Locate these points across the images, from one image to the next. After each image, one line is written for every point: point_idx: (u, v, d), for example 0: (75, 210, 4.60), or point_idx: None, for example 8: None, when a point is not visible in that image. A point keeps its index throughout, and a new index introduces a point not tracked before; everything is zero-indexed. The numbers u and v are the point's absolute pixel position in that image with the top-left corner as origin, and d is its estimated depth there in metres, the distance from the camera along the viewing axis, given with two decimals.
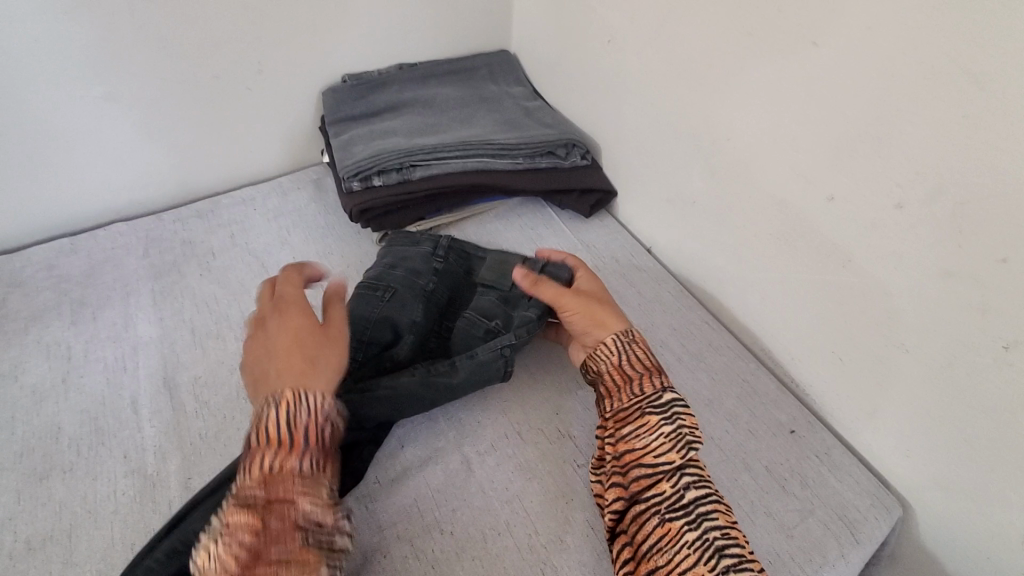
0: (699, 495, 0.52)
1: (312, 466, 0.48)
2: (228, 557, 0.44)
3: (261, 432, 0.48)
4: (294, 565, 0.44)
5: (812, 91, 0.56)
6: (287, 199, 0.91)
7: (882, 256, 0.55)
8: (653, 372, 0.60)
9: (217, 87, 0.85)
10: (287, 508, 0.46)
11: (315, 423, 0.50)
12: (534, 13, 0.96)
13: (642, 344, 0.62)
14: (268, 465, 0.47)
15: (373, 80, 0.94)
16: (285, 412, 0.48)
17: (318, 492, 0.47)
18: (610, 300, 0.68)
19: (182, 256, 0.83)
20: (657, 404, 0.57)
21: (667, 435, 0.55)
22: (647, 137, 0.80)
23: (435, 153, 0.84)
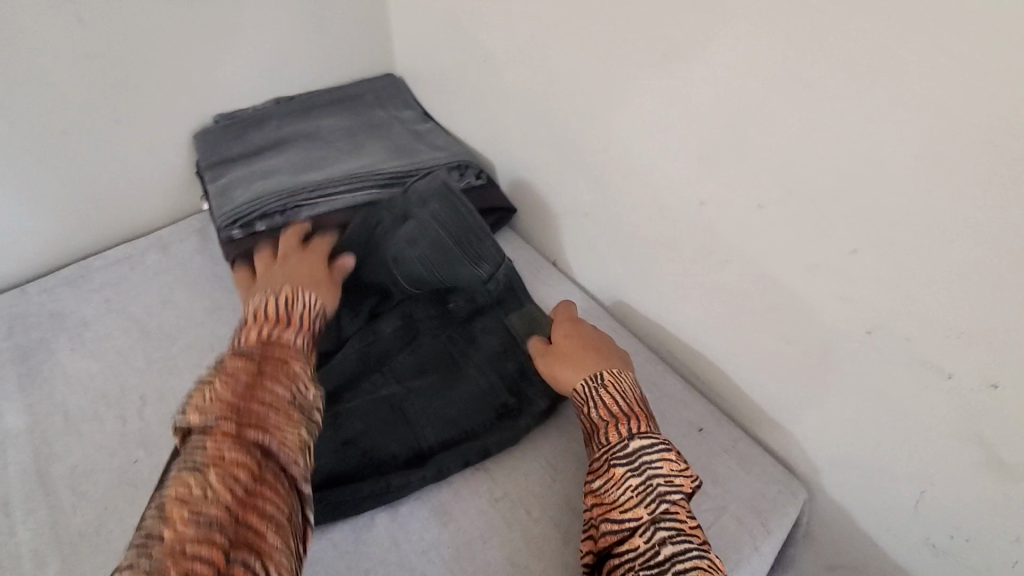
0: (675, 551, 0.49)
1: (305, 344, 0.54)
2: (222, 390, 0.45)
3: (264, 313, 0.55)
4: (282, 410, 0.45)
5: (673, 100, 0.57)
6: (168, 253, 0.85)
7: (754, 255, 0.57)
8: (620, 420, 0.57)
9: (73, 142, 0.78)
10: (279, 363, 0.49)
11: (312, 320, 0.58)
12: (412, 35, 0.94)
13: (617, 389, 0.60)
14: (266, 334, 0.52)
15: (249, 117, 0.89)
16: (286, 301, 0.57)
17: (308, 363, 0.52)
18: (596, 346, 0.65)
19: (51, 331, 0.76)
20: (623, 454, 0.55)
21: (640, 486, 0.53)
22: (534, 152, 0.80)
23: (320, 190, 0.81)
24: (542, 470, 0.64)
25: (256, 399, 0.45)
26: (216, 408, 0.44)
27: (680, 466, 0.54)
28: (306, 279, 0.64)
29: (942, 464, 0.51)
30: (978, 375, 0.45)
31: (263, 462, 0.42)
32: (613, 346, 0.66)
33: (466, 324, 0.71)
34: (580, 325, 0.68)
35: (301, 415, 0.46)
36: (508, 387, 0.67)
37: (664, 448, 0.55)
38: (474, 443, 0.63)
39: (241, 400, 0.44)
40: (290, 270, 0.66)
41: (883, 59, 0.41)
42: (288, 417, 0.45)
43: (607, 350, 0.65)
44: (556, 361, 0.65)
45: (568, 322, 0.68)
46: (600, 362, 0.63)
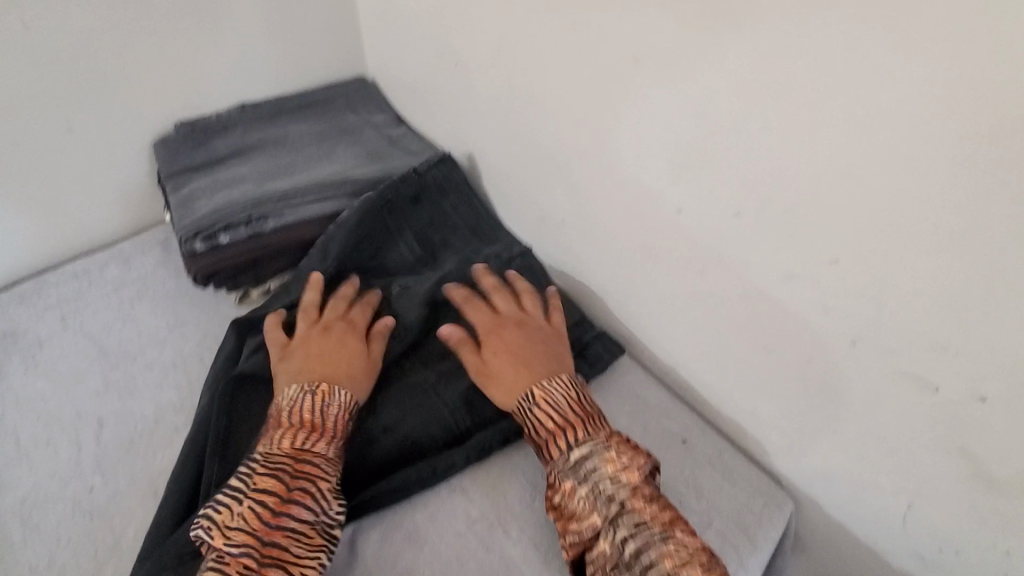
0: (638, 546, 0.50)
1: (337, 454, 0.58)
2: (249, 516, 0.51)
3: (297, 412, 0.59)
4: (303, 540, 0.52)
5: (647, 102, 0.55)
6: (130, 267, 0.82)
7: (734, 264, 0.55)
8: (557, 434, 0.58)
9: (20, 152, 0.74)
10: (308, 484, 0.54)
11: (344, 417, 0.61)
12: (381, 36, 0.91)
13: (548, 400, 0.60)
14: (299, 443, 0.56)
15: (211, 124, 0.85)
16: (320, 402, 0.59)
17: (335, 472, 0.57)
18: (517, 353, 0.65)
19: (0, 352, 0.72)
20: (567, 466, 0.56)
21: (589, 494, 0.54)
22: (509, 158, 0.77)
23: (289, 199, 0.78)
24: (521, 486, 0.62)
25: (280, 535, 0.51)
26: (244, 536, 0.50)
27: (622, 460, 0.55)
28: (338, 365, 0.64)
29: (929, 476, 0.49)
30: (964, 387, 0.44)
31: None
32: (542, 344, 0.67)
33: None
34: (499, 333, 0.67)
35: (320, 539, 0.53)
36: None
37: (601, 449, 0.56)
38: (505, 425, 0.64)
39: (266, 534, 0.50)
40: (313, 348, 0.65)
41: (854, 62, 0.40)
42: (306, 554, 0.51)
43: (531, 355, 0.65)
44: (494, 382, 0.65)
45: (489, 331, 0.68)
46: (529, 373, 0.63)
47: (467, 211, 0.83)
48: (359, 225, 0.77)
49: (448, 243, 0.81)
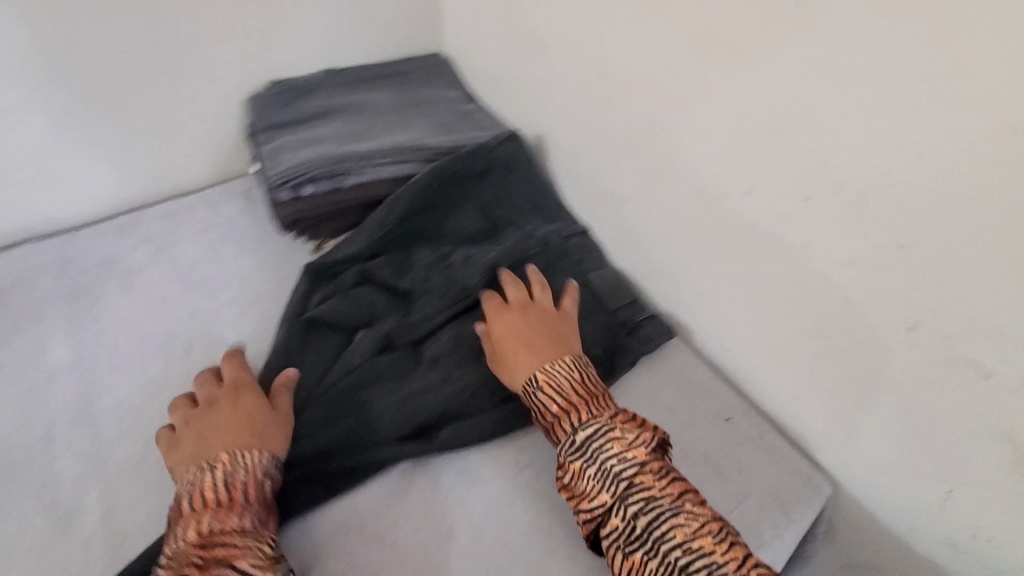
0: (649, 520, 0.52)
1: (254, 525, 0.52)
2: None
3: (199, 493, 0.53)
4: None
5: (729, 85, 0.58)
6: (215, 211, 0.89)
7: (797, 247, 0.58)
8: (563, 416, 0.60)
9: (132, 95, 0.81)
10: (228, 570, 0.49)
11: (258, 482, 0.55)
12: (465, 14, 0.96)
13: (551, 383, 0.62)
14: (203, 530, 0.50)
15: (302, 85, 0.91)
16: (222, 475, 0.54)
17: (258, 548, 0.51)
18: (522, 339, 0.67)
19: (100, 275, 0.79)
20: (576, 449, 0.58)
21: (596, 474, 0.56)
22: (579, 136, 0.81)
23: (368, 158, 0.83)
24: None
25: None
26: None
27: (628, 438, 0.57)
28: (246, 433, 0.58)
29: (974, 465, 0.51)
30: (1020, 376, 0.45)
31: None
32: (547, 328, 0.68)
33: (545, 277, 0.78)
34: (502, 319, 0.69)
35: None
36: (590, 338, 0.73)
37: (607, 429, 0.58)
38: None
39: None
40: (218, 420, 0.59)
41: (937, 54, 0.43)
42: None
43: (536, 338, 0.67)
44: (502, 369, 0.67)
45: (495, 318, 0.70)
46: (534, 358, 0.65)
47: (530, 190, 0.87)
48: (426, 192, 0.82)
49: (511, 214, 0.85)
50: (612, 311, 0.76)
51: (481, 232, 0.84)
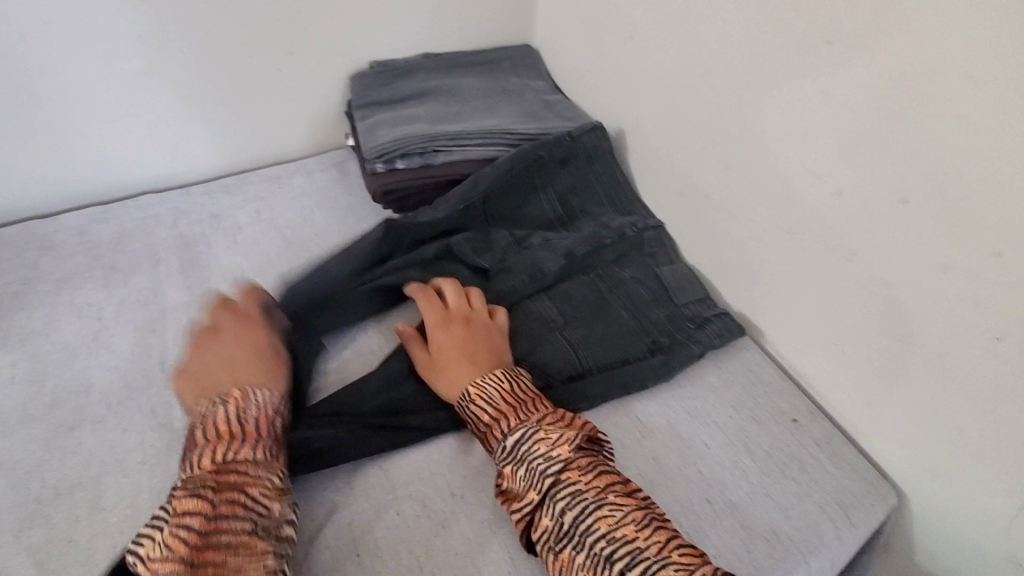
0: (574, 515, 0.52)
1: (264, 456, 0.53)
2: (176, 542, 0.45)
3: (211, 424, 0.53)
4: (243, 551, 0.46)
5: (833, 86, 0.58)
6: (311, 180, 0.95)
7: (884, 252, 0.58)
8: (495, 423, 0.59)
9: (249, 66, 0.88)
10: (237, 497, 0.49)
11: (268, 418, 0.56)
12: (559, 8, 0.99)
13: (482, 395, 0.61)
14: (218, 456, 0.51)
15: (400, 67, 0.97)
16: (235, 408, 0.54)
17: (268, 479, 0.52)
18: (460, 349, 0.66)
19: (209, 228, 0.87)
20: (506, 453, 0.57)
21: (524, 474, 0.56)
22: (664, 132, 0.83)
23: (458, 139, 0.87)
24: (632, 424, 0.67)
25: (215, 551, 0.46)
26: (172, 566, 0.44)
27: (551, 437, 0.57)
28: (255, 364, 0.60)
29: None
30: None
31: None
32: (485, 343, 0.67)
33: (616, 268, 0.81)
34: (444, 327, 0.68)
35: (264, 546, 0.48)
36: (658, 327, 0.75)
37: (534, 431, 0.57)
38: (625, 374, 0.70)
39: (199, 555, 0.45)
40: (222, 353, 0.61)
41: None
42: (247, 562, 0.46)
43: (471, 351, 0.66)
44: (433, 376, 0.66)
45: (436, 324, 0.69)
46: (467, 371, 0.65)
47: (605, 184, 0.89)
48: (508, 175, 0.85)
49: (588, 203, 0.88)
50: (681, 304, 0.77)
51: (557, 220, 0.87)
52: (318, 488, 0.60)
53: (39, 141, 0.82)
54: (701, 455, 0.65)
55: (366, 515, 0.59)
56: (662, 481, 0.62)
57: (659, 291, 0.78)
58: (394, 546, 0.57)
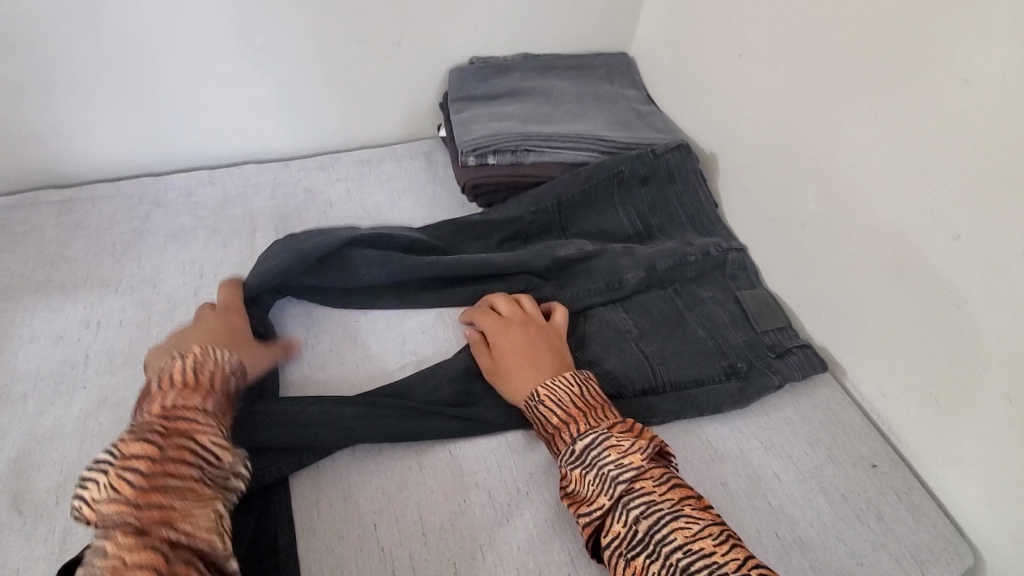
0: (649, 524, 0.52)
1: (216, 409, 0.53)
2: (119, 485, 0.45)
3: (166, 377, 0.53)
4: (191, 495, 0.47)
5: (970, 129, 0.58)
6: (400, 166, 0.99)
7: (996, 305, 0.59)
8: (563, 428, 0.59)
9: (360, 51, 0.92)
10: (187, 442, 0.49)
11: (222, 375, 0.56)
12: (665, 18, 0.97)
13: (551, 398, 0.61)
14: (169, 406, 0.51)
15: (499, 64, 0.99)
16: (192, 363, 0.55)
17: (218, 430, 0.52)
18: (523, 353, 0.66)
19: (304, 202, 0.92)
20: (574, 456, 0.57)
21: (595, 479, 0.56)
22: (764, 154, 0.81)
23: (550, 140, 0.88)
24: (702, 445, 0.67)
25: (159, 494, 0.45)
26: (115, 507, 0.44)
27: (623, 445, 0.57)
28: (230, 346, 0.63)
29: None
30: None
31: (172, 552, 0.43)
32: (547, 345, 0.68)
33: (695, 287, 0.80)
34: (506, 331, 0.69)
35: (211, 494, 0.48)
36: (735, 351, 0.73)
37: (605, 436, 0.57)
38: (698, 395, 0.69)
39: (142, 496, 0.45)
40: (203, 331, 0.63)
41: None
42: (194, 508, 0.46)
43: (535, 355, 0.66)
44: (499, 381, 0.66)
45: (496, 330, 0.69)
46: (534, 375, 0.65)
47: (692, 201, 0.87)
48: (588, 183, 0.86)
49: (672, 218, 0.87)
50: (762, 332, 0.75)
51: (636, 232, 0.86)
52: (391, 462, 0.63)
53: (164, 103, 0.88)
54: (773, 487, 0.64)
55: (433, 498, 0.60)
56: (731, 508, 0.62)
57: (738, 317, 0.77)
58: (460, 529, 0.58)
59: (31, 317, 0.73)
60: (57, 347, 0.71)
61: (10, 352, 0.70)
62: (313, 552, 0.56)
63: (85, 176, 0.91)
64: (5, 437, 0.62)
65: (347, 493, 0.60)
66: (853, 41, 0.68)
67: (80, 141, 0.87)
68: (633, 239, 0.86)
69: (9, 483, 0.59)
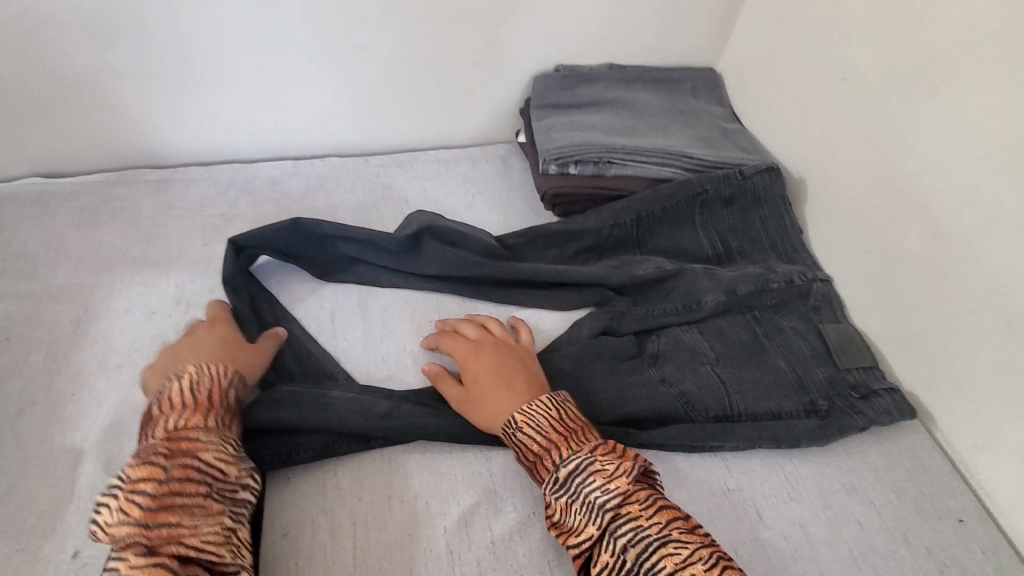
0: (638, 553, 0.50)
1: (217, 427, 0.54)
2: (129, 507, 0.47)
3: (166, 400, 0.54)
4: (200, 512, 0.48)
5: None
6: (476, 168, 0.99)
7: None
8: (543, 456, 0.56)
9: (450, 53, 0.93)
10: (193, 465, 0.50)
11: (223, 391, 0.57)
12: (761, 35, 0.95)
13: (530, 424, 0.58)
14: (171, 426, 0.52)
15: (584, 73, 0.98)
16: (188, 382, 0.55)
17: (222, 445, 0.53)
18: (495, 376, 0.64)
19: (382, 198, 0.93)
20: (556, 485, 0.54)
21: (581, 507, 0.53)
22: (861, 183, 0.78)
23: (634, 154, 0.87)
24: (779, 482, 0.65)
25: (169, 516, 0.47)
26: (127, 528, 0.46)
27: (609, 469, 0.54)
28: (224, 354, 0.63)
29: None
30: None
31: (183, 569, 0.46)
32: (520, 365, 0.66)
33: (776, 315, 0.77)
34: (476, 354, 0.67)
35: (219, 509, 0.50)
36: (816, 387, 0.70)
37: (588, 461, 0.54)
38: (777, 427, 0.67)
39: (152, 518, 0.46)
40: (200, 345, 0.64)
41: None
42: (202, 524, 0.48)
43: (508, 376, 0.64)
44: (473, 408, 0.63)
45: (467, 355, 0.67)
46: (511, 399, 0.62)
47: (776, 227, 0.85)
48: (671, 200, 0.84)
49: (754, 242, 0.85)
50: (847, 369, 0.72)
51: (714, 255, 0.84)
52: (459, 466, 0.63)
53: (261, 93, 0.91)
54: (852, 533, 0.61)
55: (502, 505, 0.60)
56: (808, 550, 0.60)
57: (823, 351, 0.74)
58: (529, 542, 0.58)
59: (127, 289, 0.77)
60: (150, 320, 0.74)
61: (107, 321, 0.74)
62: (383, 549, 0.56)
63: (180, 157, 0.95)
64: (102, 404, 0.66)
65: (417, 492, 0.60)
66: (979, 73, 0.64)
67: (179, 125, 0.91)
68: (711, 262, 0.84)
69: (104, 447, 0.62)
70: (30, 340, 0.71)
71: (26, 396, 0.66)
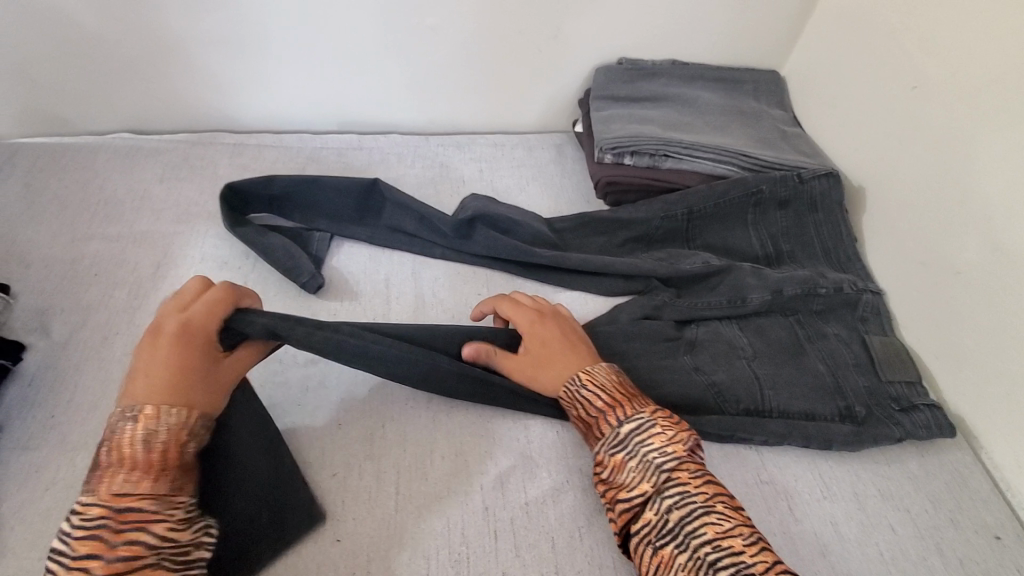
0: (681, 515, 0.51)
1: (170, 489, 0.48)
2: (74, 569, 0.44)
3: (131, 445, 0.48)
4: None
5: None
6: (531, 153, 1.02)
7: None
8: (606, 412, 0.58)
9: (516, 40, 0.95)
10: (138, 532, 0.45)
11: (154, 445, 0.49)
12: (830, 40, 0.94)
13: (594, 382, 0.61)
14: (127, 479, 0.47)
15: (647, 68, 1.00)
16: (150, 429, 0.49)
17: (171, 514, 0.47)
18: (563, 342, 0.66)
19: (439, 175, 0.97)
20: (615, 441, 0.57)
21: (635, 465, 0.55)
22: (923, 192, 0.77)
23: (691, 149, 0.88)
24: (813, 480, 0.65)
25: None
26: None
27: (668, 434, 0.56)
28: (173, 390, 0.51)
29: None
30: None
31: None
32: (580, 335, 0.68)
33: (820, 321, 0.77)
34: (541, 321, 0.67)
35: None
36: (855, 393, 0.70)
37: (650, 423, 0.57)
38: (809, 427, 0.67)
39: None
40: (154, 369, 0.52)
41: None
42: None
43: (574, 343, 0.66)
44: (528, 372, 0.65)
45: (530, 320, 0.67)
46: (577, 363, 0.64)
47: (830, 233, 0.84)
48: (724, 199, 0.85)
49: (806, 247, 0.84)
50: (889, 379, 0.72)
51: (761, 256, 0.84)
52: (499, 430, 0.65)
53: (334, 69, 0.96)
54: (885, 537, 0.61)
55: (537, 471, 0.63)
56: (838, 547, 0.60)
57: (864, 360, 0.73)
58: (561, 507, 0.60)
59: (201, 240, 0.83)
60: (221, 270, 0.79)
61: (183, 267, 0.79)
62: (423, 498, 0.60)
63: (255, 124, 1.01)
64: None
65: (458, 450, 0.63)
66: None
67: (256, 94, 0.97)
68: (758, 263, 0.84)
69: None
70: (115, 278, 0.77)
71: (111, 326, 0.72)
